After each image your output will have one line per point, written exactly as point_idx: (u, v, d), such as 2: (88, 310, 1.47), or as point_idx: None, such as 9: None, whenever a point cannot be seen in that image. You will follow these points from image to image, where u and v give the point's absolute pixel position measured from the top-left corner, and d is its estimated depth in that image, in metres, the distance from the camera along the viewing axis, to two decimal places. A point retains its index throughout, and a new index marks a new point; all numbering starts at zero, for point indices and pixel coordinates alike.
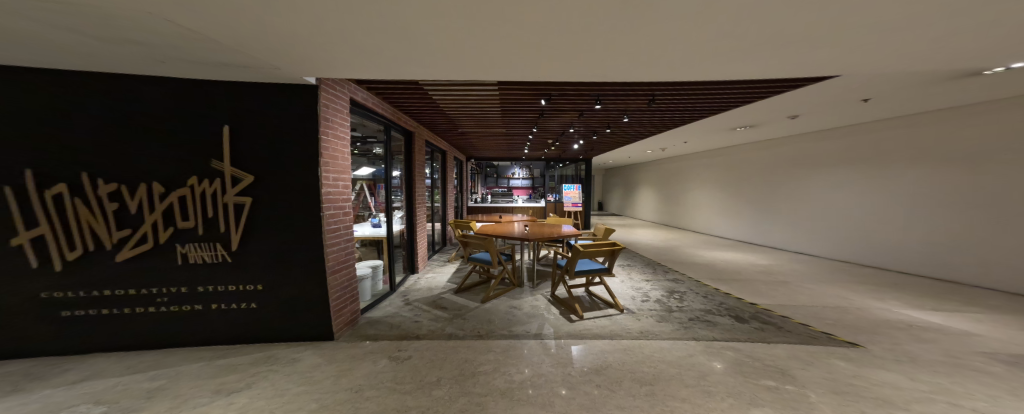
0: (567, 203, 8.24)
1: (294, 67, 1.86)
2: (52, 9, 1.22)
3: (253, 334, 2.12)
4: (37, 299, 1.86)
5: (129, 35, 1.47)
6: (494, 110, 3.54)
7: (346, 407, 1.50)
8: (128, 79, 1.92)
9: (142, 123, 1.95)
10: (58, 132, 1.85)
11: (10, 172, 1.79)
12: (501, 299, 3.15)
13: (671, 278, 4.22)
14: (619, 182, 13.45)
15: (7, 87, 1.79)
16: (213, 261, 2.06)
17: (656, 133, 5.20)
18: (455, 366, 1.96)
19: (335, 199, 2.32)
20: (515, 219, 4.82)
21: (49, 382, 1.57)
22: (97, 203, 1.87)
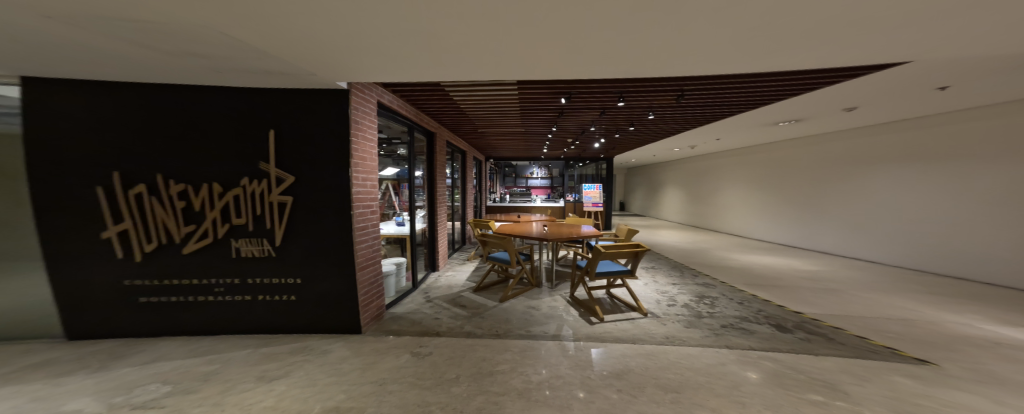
0: (587, 203, 8.04)
1: (327, 73, 1.98)
2: (132, 27, 1.39)
3: (292, 324, 2.31)
4: (123, 284, 2.18)
5: (189, 48, 1.64)
6: (513, 110, 3.53)
7: (371, 399, 1.61)
8: (191, 90, 2.16)
9: (202, 131, 2.18)
10: (136, 141, 2.13)
11: (103, 174, 2.10)
12: (519, 299, 3.17)
13: (700, 282, 3.98)
14: (643, 181, 12.92)
15: (99, 100, 2.09)
16: (261, 255, 2.27)
17: (684, 131, 4.90)
18: (473, 364, 2.01)
19: (363, 198, 2.45)
20: (534, 219, 4.79)
21: (128, 362, 1.84)
22: (168, 202, 2.14)
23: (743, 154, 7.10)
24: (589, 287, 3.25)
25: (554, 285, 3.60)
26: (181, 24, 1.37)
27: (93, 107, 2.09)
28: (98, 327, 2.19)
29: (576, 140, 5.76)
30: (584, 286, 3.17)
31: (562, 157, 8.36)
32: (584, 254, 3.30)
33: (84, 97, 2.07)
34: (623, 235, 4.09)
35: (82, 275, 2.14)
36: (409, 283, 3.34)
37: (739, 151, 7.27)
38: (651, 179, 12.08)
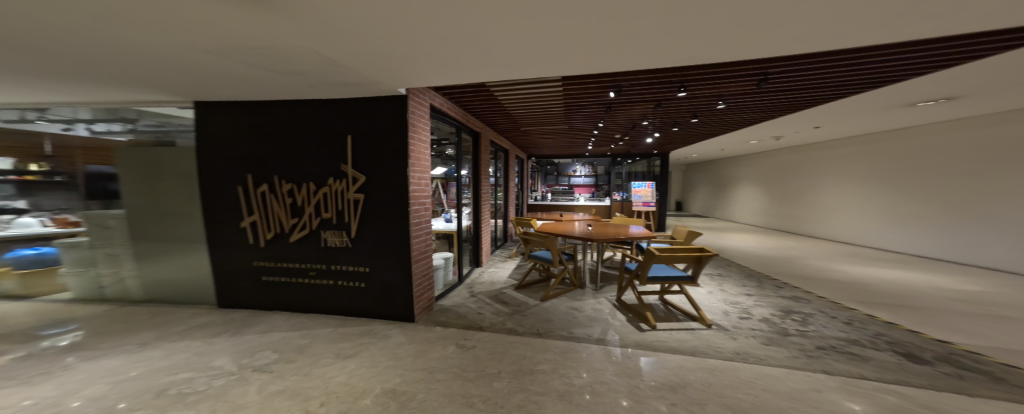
0: (637, 203, 7.46)
1: (387, 82, 2.19)
2: (250, 55, 1.73)
3: (362, 307, 2.70)
4: (252, 262, 2.82)
5: (280, 67, 1.96)
6: (558, 106, 3.40)
7: (421, 385, 1.80)
8: (294, 104, 2.62)
9: (299, 139, 2.63)
10: (258, 150, 2.69)
11: (240, 176, 2.73)
12: (562, 298, 3.14)
13: (786, 294, 3.35)
14: (709, 178, 11.42)
15: (238, 117, 2.69)
16: (342, 245, 2.68)
17: (766, 119, 4.10)
18: (513, 361, 2.09)
19: (419, 197, 2.68)
20: (578, 218, 4.63)
21: (251, 330, 2.41)
22: (281, 198, 2.68)
23: (855, 143, 5.64)
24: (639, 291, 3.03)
25: (599, 287, 3.46)
26: (275, 49, 1.64)
27: (233, 122, 2.70)
28: (236, 296, 2.89)
29: (625, 135, 5.34)
30: (635, 288, 2.96)
31: (610, 154, 7.83)
32: (634, 256, 3.09)
33: (228, 115, 2.69)
34: (682, 237, 3.82)
35: (228, 255, 2.84)
36: (455, 277, 3.57)
37: (847, 140, 5.81)
38: (721, 173, 10.58)
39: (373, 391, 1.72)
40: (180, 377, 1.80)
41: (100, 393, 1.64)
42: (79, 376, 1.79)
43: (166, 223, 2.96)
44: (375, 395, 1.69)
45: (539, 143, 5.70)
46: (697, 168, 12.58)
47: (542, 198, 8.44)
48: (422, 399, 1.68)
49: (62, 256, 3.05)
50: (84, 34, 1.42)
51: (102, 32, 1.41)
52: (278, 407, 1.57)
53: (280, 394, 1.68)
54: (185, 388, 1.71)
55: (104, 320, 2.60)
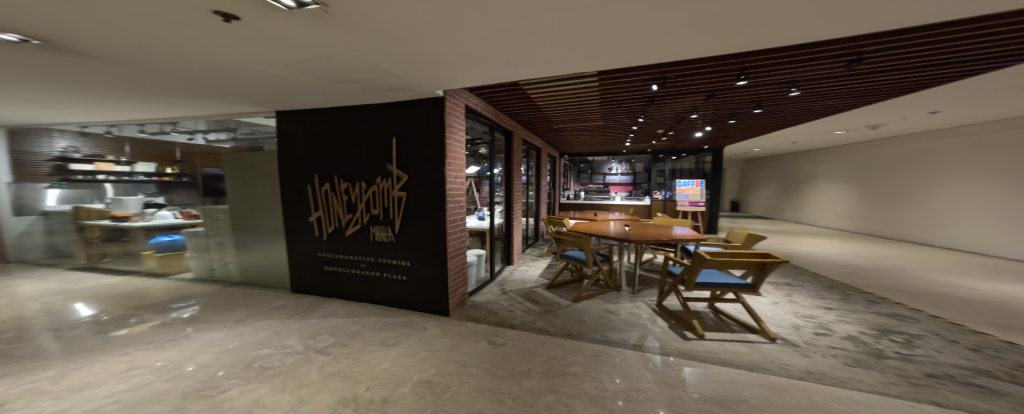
0: (682, 202, 6.87)
1: (427, 85, 2.25)
2: (307, 74, 1.93)
3: (404, 299, 2.87)
4: (314, 253, 3.12)
5: (332, 84, 2.16)
6: (594, 101, 3.23)
7: (454, 378, 1.91)
8: (347, 108, 2.81)
9: (351, 141, 2.82)
10: (318, 152, 2.94)
11: (305, 176, 3.03)
12: (596, 300, 3.04)
13: (883, 311, 2.80)
14: (777, 173, 10.02)
15: (303, 122, 2.98)
16: (387, 240, 2.83)
17: (856, 105, 3.42)
18: (542, 361, 2.09)
19: (454, 195, 2.77)
20: (612, 218, 4.45)
21: (313, 315, 2.76)
22: (337, 195, 2.91)
23: (993, 128, 4.44)
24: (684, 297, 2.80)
25: (637, 291, 3.27)
26: (324, 66, 1.81)
27: (300, 127, 2.99)
28: (302, 283, 3.26)
29: (671, 129, 4.90)
30: (679, 293, 2.75)
31: (651, 149, 7.28)
32: (679, 259, 2.86)
33: (297, 121, 3.00)
34: (739, 241, 3.59)
35: (295, 246, 3.18)
36: (487, 274, 3.67)
37: (980, 126, 4.61)
38: (793, 169, 9.19)
39: (411, 380, 1.88)
40: (263, 352, 2.16)
41: (207, 360, 2.05)
42: (194, 345, 2.25)
43: (249, 217, 3.39)
44: (412, 384, 1.84)
45: (573, 140, 5.52)
46: (760, 163, 11.11)
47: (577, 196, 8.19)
48: (455, 391, 1.78)
49: (187, 242, 3.74)
50: (184, 65, 1.72)
51: (194, 63, 1.69)
52: (333, 387, 1.80)
53: (335, 375, 1.92)
54: (265, 363, 2.04)
55: (210, 298, 3.18)
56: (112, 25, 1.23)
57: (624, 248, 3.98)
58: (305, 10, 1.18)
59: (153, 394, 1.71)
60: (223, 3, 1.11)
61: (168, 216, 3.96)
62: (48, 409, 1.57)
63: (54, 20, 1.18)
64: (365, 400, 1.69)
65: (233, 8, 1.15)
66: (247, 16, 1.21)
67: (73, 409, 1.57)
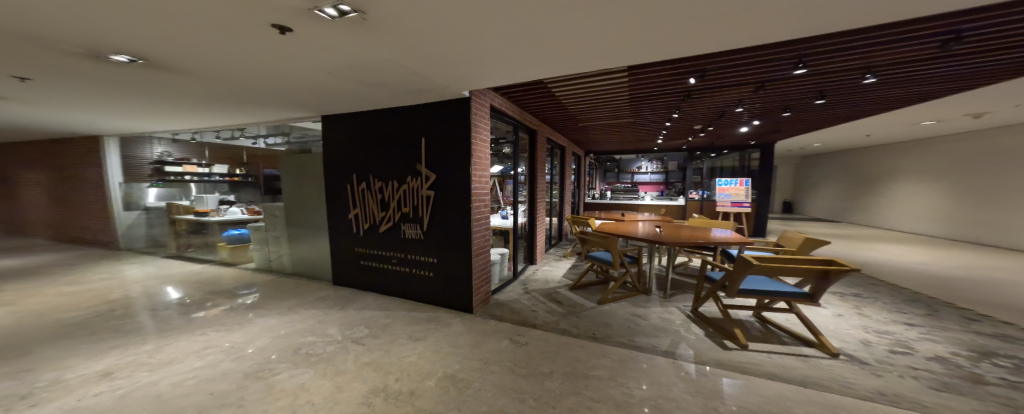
0: (723, 202, 6.37)
1: (454, 86, 2.30)
2: (344, 82, 2.08)
3: (431, 295, 2.96)
4: (351, 249, 3.31)
5: (367, 90, 2.30)
6: (624, 98, 3.11)
7: (477, 374, 1.95)
8: (380, 110, 2.92)
9: (383, 141, 2.93)
10: (353, 152, 3.09)
11: (342, 175, 3.20)
12: (623, 303, 2.92)
13: (984, 332, 2.36)
14: (842, 171, 8.90)
15: (341, 125, 3.14)
16: (416, 237, 2.92)
17: (942, 91, 2.94)
18: (565, 363, 2.05)
19: (479, 194, 2.81)
20: (641, 218, 4.26)
21: (349, 306, 2.97)
22: (371, 193, 3.04)
23: None
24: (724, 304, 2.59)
25: (670, 296, 3.07)
26: (358, 72, 1.93)
27: (338, 130, 3.16)
28: (340, 276, 3.48)
29: (710, 124, 4.56)
30: (717, 299, 2.54)
31: (687, 147, 6.83)
32: (718, 264, 2.64)
33: (336, 124, 3.17)
34: (793, 246, 3.29)
35: (335, 242, 3.40)
36: (510, 272, 3.68)
37: None
38: (863, 166, 8.09)
39: (436, 375, 1.94)
40: (307, 339, 2.37)
41: (263, 344, 2.29)
42: (253, 329, 2.52)
43: (296, 214, 3.64)
44: (438, 378, 1.91)
45: (600, 138, 5.36)
46: (821, 161, 9.93)
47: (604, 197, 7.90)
48: (478, 388, 1.81)
49: (252, 235, 4.07)
50: (244, 80, 1.93)
51: (251, 77, 1.90)
52: (367, 377, 1.92)
53: (369, 365, 2.05)
54: (310, 349, 2.23)
55: (268, 287, 3.48)
56: (190, 45, 1.42)
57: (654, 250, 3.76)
58: (346, 18, 1.27)
59: (221, 372, 1.95)
60: (277, 17, 1.23)
61: (238, 212, 4.53)
62: (143, 379, 1.86)
63: (148, 45, 1.39)
64: (395, 390, 1.78)
65: (285, 21, 1.26)
66: (296, 28, 1.33)
67: (161, 381, 1.84)
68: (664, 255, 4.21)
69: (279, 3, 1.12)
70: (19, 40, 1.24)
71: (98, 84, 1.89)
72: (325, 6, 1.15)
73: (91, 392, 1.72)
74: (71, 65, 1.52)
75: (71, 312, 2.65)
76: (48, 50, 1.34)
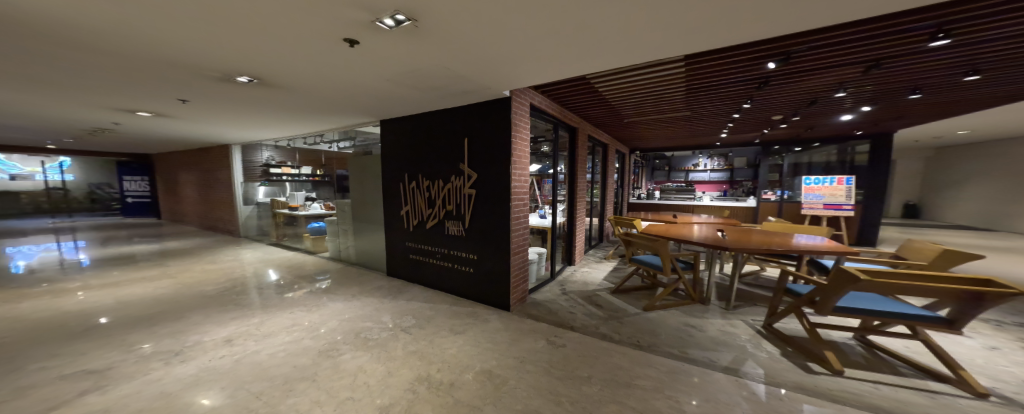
0: (815, 205, 5.27)
1: (496, 86, 2.40)
2: (398, 89, 2.33)
3: (470, 290, 3.08)
4: (402, 243, 3.63)
5: (417, 96, 2.54)
6: (680, 89, 2.88)
7: (513, 372, 1.95)
8: (427, 113, 3.14)
9: (429, 143, 3.15)
10: (404, 154, 3.37)
11: (394, 176, 3.52)
12: (673, 311, 2.62)
13: None
14: (1000, 166, 6.73)
15: (393, 129, 3.45)
16: (458, 233, 3.06)
17: None
18: (605, 368, 1.92)
19: (518, 193, 2.85)
20: (697, 220, 3.81)
21: (400, 297, 3.24)
22: (420, 192, 3.29)
23: None
24: (812, 322, 2.13)
25: (734, 307, 2.66)
26: (410, 77, 2.14)
27: (392, 134, 3.48)
28: (393, 268, 3.84)
29: (792, 113, 3.91)
30: (804, 316, 2.11)
31: (760, 140, 5.93)
32: (804, 274, 2.19)
33: (389, 129, 3.49)
34: (924, 259, 2.56)
35: (390, 237, 3.76)
36: (547, 273, 3.62)
37: None
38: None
39: (474, 369, 2.00)
40: (366, 325, 2.66)
41: (333, 326, 2.64)
42: (327, 311, 2.93)
43: (359, 211, 4.14)
44: (475, 372, 1.97)
45: (650, 134, 4.98)
46: (965, 152, 7.62)
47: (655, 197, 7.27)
48: (513, 386, 1.81)
49: (328, 228, 4.75)
50: (323, 99, 2.32)
51: (328, 96, 2.26)
52: (414, 365, 2.07)
53: (415, 354, 2.21)
54: (368, 334, 2.51)
55: (338, 274, 4.01)
56: (287, 68, 1.77)
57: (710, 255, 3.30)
58: (401, 27, 1.46)
59: (302, 347, 2.31)
60: (347, 32, 1.47)
61: (318, 208, 5.35)
62: (250, 348, 2.30)
63: (259, 72, 1.77)
64: (436, 380, 1.89)
65: (353, 35, 1.50)
66: (362, 41, 1.57)
67: (262, 351, 2.26)
68: (730, 263, 3.66)
69: (350, 18, 1.34)
70: (182, 74, 1.69)
71: (228, 109, 2.45)
72: (385, 16, 1.34)
73: (218, 355, 2.19)
74: (213, 92, 2.01)
75: (207, 286, 3.42)
76: (198, 81, 1.79)
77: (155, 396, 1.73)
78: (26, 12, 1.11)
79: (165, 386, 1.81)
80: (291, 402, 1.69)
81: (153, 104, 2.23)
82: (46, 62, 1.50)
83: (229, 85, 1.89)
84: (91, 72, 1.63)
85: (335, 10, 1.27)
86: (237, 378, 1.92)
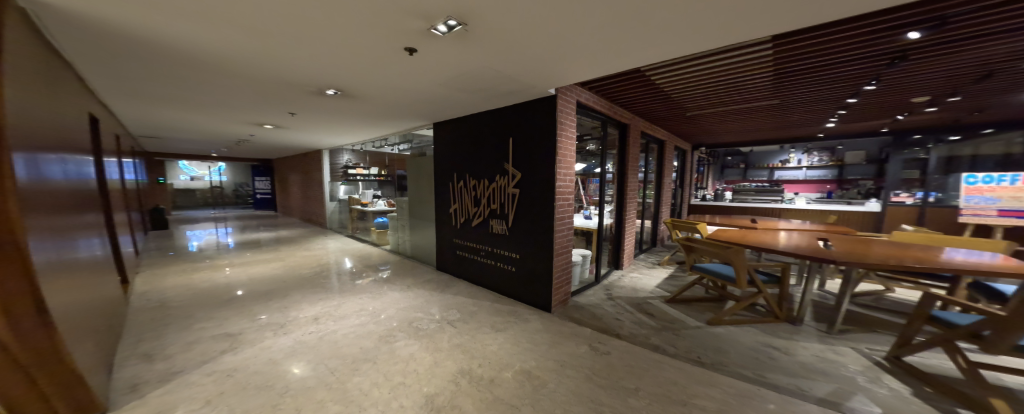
0: (987, 215, 3.80)
1: (540, 84, 2.45)
2: (449, 91, 2.56)
3: (511, 289, 3.09)
4: (450, 241, 3.87)
5: (465, 97, 2.74)
6: (765, 76, 2.50)
7: (552, 375, 1.85)
8: (475, 116, 3.34)
9: (477, 145, 3.33)
10: (454, 157, 3.63)
11: (445, 177, 3.80)
12: (746, 329, 2.18)
13: None
14: None
15: (445, 133, 3.76)
16: (502, 232, 3.12)
17: None
18: (655, 382, 1.67)
19: (562, 193, 2.79)
20: (782, 227, 3.15)
21: (447, 290, 3.43)
22: (467, 191, 3.48)
23: None
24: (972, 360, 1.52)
25: (837, 332, 2.08)
26: (459, 79, 2.35)
27: (444, 138, 3.79)
28: (441, 263, 4.11)
29: (935, 93, 3.01)
30: (960, 353, 1.50)
31: (889, 129, 4.61)
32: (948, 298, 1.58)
33: (442, 134, 3.81)
34: None
35: (440, 234, 4.04)
36: (592, 277, 3.41)
37: None
38: None
39: (513, 368, 1.96)
40: (417, 315, 2.86)
41: (391, 314, 2.92)
42: (386, 299, 3.26)
43: (416, 208, 4.57)
44: (515, 371, 1.92)
45: (721, 128, 4.37)
46: None
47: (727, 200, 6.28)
48: (553, 389, 1.72)
49: (391, 223, 5.35)
50: (389, 105, 2.69)
51: (393, 102, 2.62)
52: (457, 358, 2.13)
53: (458, 347, 2.27)
54: (419, 325, 2.69)
55: (396, 265, 4.48)
56: (363, 79, 2.15)
57: (803, 268, 2.70)
58: (452, 32, 1.65)
59: (366, 331, 2.59)
60: (408, 41, 1.72)
61: (383, 205, 6.10)
62: (329, 327, 2.69)
63: (343, 84, 2.18)
64: (477, 375, 1.91)
65: (413, 43, 1.75)
66: (419, 49, 1.82)
67: (337, 331, 2.61)
68: (832, 278, 2.91)
69: (410, 27, 1.57)
70: (292, 90, 2.19)
71: (321, 118, 3.02)
72: (438, 24, 1.54)
73: (307, 331, 2.61)
74: (311, 105, 2.52)
75: (302, 270, 4.17)
76: (303, 95, 2.29)
77: (263, 360, 2.13)
78: (206, 49, 1.60)
79: (271, 354, 2.23)
80: (355, 380, 1.90)
81: (272, 116, 2.89)
82: (215, 86, 2.11)
83: (323, 97, 2.37)
84: (238, 92, 2.22)
85: (399, 21, 1.50)
86: (318, 352, 2.25)
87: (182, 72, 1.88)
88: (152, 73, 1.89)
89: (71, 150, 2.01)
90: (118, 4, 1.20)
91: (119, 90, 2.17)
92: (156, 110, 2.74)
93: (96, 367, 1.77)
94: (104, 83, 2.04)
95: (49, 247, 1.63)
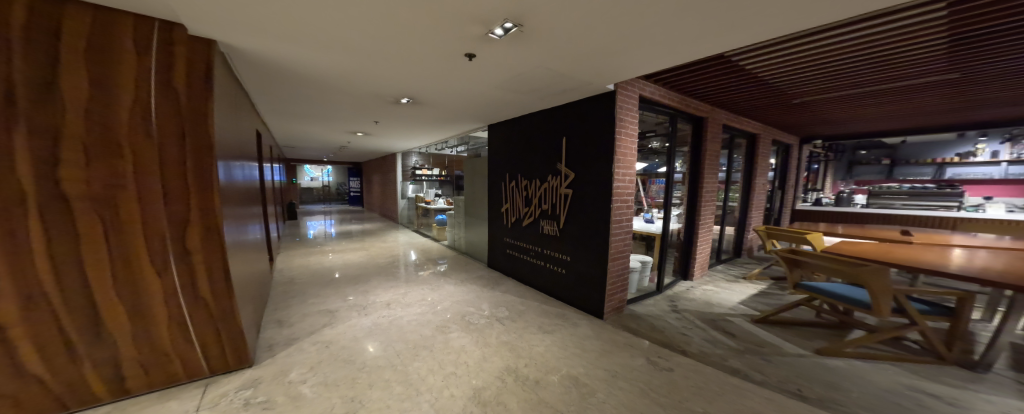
0: None
1: (598, 80, 2.34)
2: (505, 93, 2.70)
3: (560, 291, 2.96)
4: (501, 239, 3.95)
5: (519, 97, 2.83)
6: (927, 48, 1.86)
7: (603, 385, 1.64)
8: (529, 117, 3.41)
9: (531, 146, 3.37)
10: (508, 158, 3.75)
11: (499, 177, 3.94)
12: (882, 368, 1.58)
13: None
14: None
15: (501, 135, 3.91)
16: (553, 232, 3.04)
17: None
18: (733, 411, 1.33)
19: (621, 192, 2.58)
20: (948, 242, 2.26)
21: (497, 288, 3.47)
22: (520, 191, 3.52)
23: None
24: None
25: None
26: (514, 80, 2.45)
27: (499, 140, 3.94)
28: (492, 260, 4.23)
29: None
30: None
31: None
32: None
33: (498, 136, 3.97)
34: None
35: (492, 232, 4.17)
36: (653, 286, 3.01)
37: None
38: None
39: (560, 372, 1.82)
40: (467, 310, 2.96)
41: (446, 306, 3.10)
42: (444, 292, 3.48)
43: (471, 206, 4.85)
44: (561, 375, 1.78)
45: (842, 115, 3.41)
46: None
47: (858, 206, 4.77)
48: (602, 400, 1.52)
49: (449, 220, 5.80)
50: (452, 109, 2.98)
51: (455, 105, 2.89)
52: (504, 355, 2.08)
53: (504, 345, 2.23)
54: (470, 318, 2.76)
55: (453, 260, 4.80)
56: (432, 87, 2.46)
57: (991, 301, 1.86)
58: (509, 34, 1.75)
59: (423, 320, 2.79)
60: (468, 46, 1.90)
61: (444, 204, 6.69)
62: (396, 313, 3.00)
63: (415, 93, 2.53)
64: (522, 374, 1.83)
65: (472, 48, 1.92)
66: (478, 53, 1.99)
67: (402, 317, 2.88)
68: None
69: (471, 32, 1.73)
70: (376, 99, 2.63)
71: (397, 124, 3.52)
72: (496, 27, 1.65)
73: (381, 314, 2.95)
74: (391, 113, 2.98)
75: (379, 260, 4.82)
76: (384, 104, 2.73)
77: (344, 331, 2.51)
78: (321, 70, 2.06)
79: (355, 331, 2.57)
80: (408, 358, 2.05)
81: (360, 123, 3.50)
82: (326, 100, 2.68)
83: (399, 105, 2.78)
84: (340, 105, 2.78)
85: (462, 29, 1.68)
86: (386, 332, 2.51)
87: (306, 90, 2.45)
88: (287, 92, 2.51)
89: (244, 158, 2.80)
90: (273, 42, 1.65)
91: (266, 107, 2.92)
92: (287, 123, 3.59)
93: (249, 327, 2.35)
94: (259, 103, 2.78)
95: (231, 230, 2.28)
